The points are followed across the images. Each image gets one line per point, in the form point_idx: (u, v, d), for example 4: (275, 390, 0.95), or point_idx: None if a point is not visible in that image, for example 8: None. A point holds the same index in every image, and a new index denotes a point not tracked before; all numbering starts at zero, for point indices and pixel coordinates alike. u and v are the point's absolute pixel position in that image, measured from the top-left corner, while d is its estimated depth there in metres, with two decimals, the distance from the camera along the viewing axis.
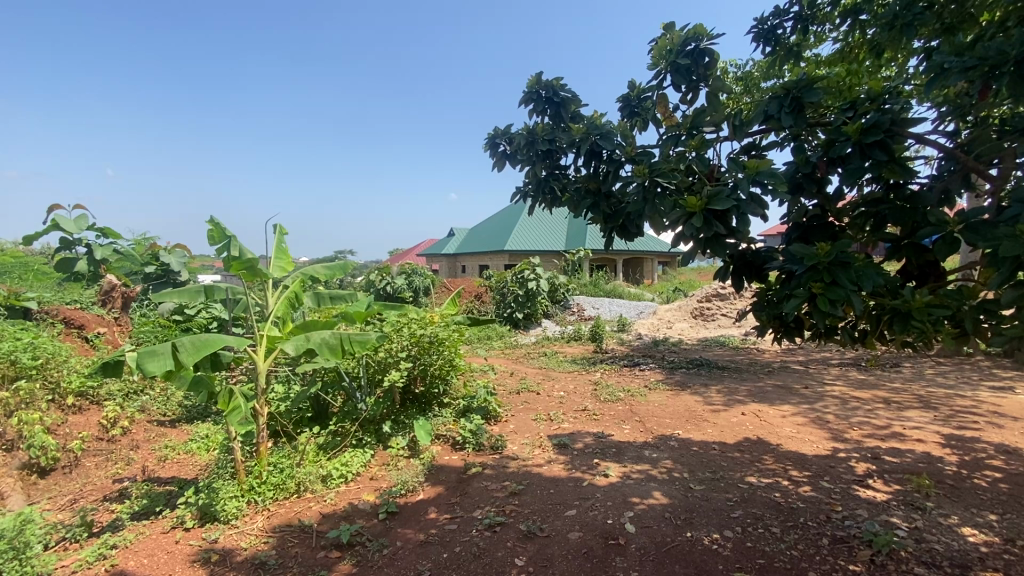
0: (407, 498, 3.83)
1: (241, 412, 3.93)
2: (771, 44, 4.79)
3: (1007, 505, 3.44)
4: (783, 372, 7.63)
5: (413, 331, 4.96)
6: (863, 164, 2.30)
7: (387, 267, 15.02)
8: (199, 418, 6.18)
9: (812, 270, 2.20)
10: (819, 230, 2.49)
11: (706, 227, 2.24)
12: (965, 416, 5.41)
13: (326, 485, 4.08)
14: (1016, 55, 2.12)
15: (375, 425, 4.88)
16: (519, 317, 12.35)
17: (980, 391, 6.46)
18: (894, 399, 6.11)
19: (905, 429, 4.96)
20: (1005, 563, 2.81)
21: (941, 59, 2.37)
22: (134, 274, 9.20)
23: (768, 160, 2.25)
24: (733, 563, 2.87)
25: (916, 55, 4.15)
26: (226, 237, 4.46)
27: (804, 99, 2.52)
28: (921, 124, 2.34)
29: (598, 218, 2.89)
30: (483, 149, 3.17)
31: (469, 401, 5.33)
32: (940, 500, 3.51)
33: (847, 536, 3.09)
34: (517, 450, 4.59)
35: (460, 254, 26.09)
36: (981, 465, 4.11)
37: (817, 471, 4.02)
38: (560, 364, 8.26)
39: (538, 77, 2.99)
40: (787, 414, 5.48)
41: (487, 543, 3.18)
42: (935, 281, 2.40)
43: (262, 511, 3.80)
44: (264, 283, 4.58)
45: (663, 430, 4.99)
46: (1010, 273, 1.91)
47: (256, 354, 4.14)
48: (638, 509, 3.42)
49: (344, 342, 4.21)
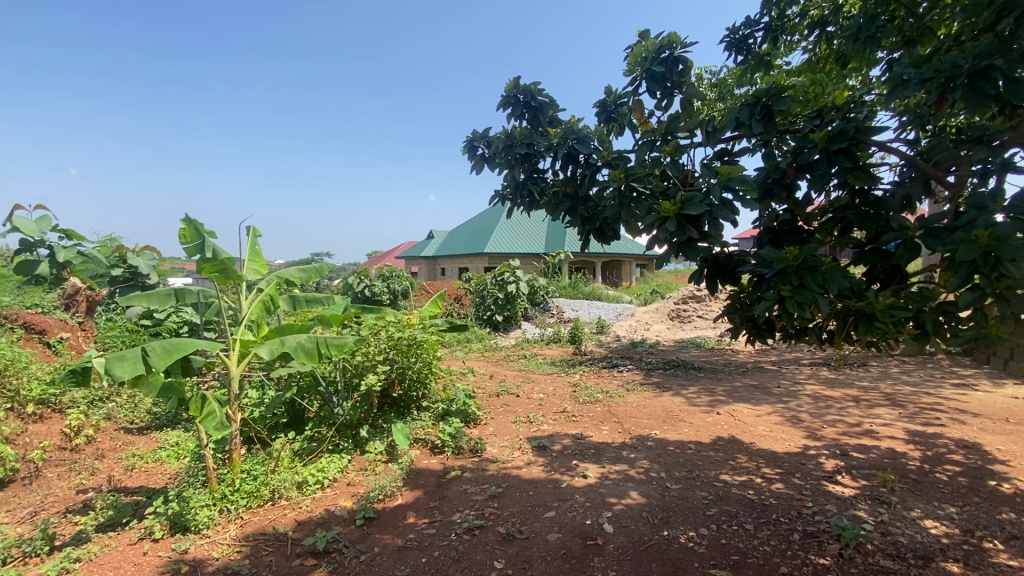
0: (385, 503, 3.80)
1: (215, 417, 3.85)
2: (742, 54, 4.91)
3: (966, 498, 3.60)
4: (757, 372, 7.82)
5: (391, 333, 4.95)
6: (830, 170, 2.39)
7: (365, 269, 14.89)
8: (169, 424, 6.01)
9: (781, 274, 2.27)
10: (789, 235, 2.57)
11: (680, 232, 2.29)
12: (928, 413, 5.63)
13: (302, 491, 4.01)
14: (970, 68, 2.22)
15: (352, 430, 4.81)
16: (498, 319, 12.38)
17: (942, 389, 6.73)
18: (862, 397, 6.32)
19: (874, 427, 5.12)
20: (964, 554, 2.93)
21: (900, 70, 2.46)
22: (101, 276, 8.91)
23: (740, 165, 2.33)
24: (708, 560, 2.92)
25: (879, 65, 4.31)
26: (199, 237, 4.35)
27: (774, 106, 2.61)
28: (883, 133, 2.45)
29: (575, 222, 2.91)
30: (460, 152, 3.17)
31: (448, 404, 5.29)
32: (904, 495, 3.64)
33: (817, 531, 3.18)
34: (497, 452, 4.59)
35: (439, 257, 25.97)
36: (942, 460, 4.28)
37: (789, 468, 4.12)
38: (539, 365, 8.30)
39: (516, 81, 3.01)
40: (763, 413, 5.61)
41: (466, 546, 3.17)
42: (898, 283, 2.50)
43: (235, 519, 3.72)
44: (237, 286, 4.49)
45: (641, 431, 5.05)
46: (965, 277, 2.04)
47: (229, 359, 4.05)
48: (615, 509, 3.46)
49: (320, 346, 4.12)
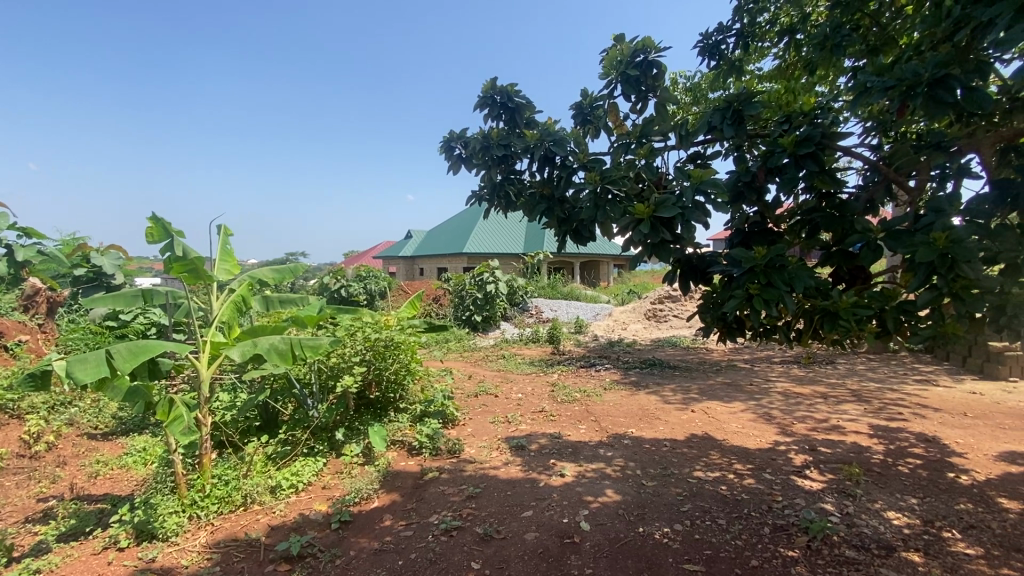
0: (361, 506, 3.75)
1: (182, 422, 3.70)
2: (715, 59, 5.02)
3: (926, 489, 3.75)
4: (730, 370, 8.00)
5: (368, 334, 4.88)
6: (798, 174, 2.46)
7: (341, 270, 14.69)
8: (136, 429, 5.83)
9: (750, 274, 2.34)
10: (759, 236, 2.64)
11: (653, 233, 2.34)
12: (892, 408, 5.85)
13: (275, 496, 3.93)
14: (929, 77, 2.31)
15: (328, 432, 4.74)
16: (477, 320, 12.35)
17: (905, 385, 7.00)
18: (830, 394, 6.52)
19: (841, 423, 5.29)
20: (924, 543, 3.05)
21: (864, 77, 2.55)
22: (63, 276, 8.57)
23: (711, 169, 2.38)
24: (682, 555, 2.97)
25: (845, 73, 4.46)
26: (167, 236, 4.22)
27: (744, 111, 2.67)
28: (848, 138, 2.54)
29: (552, 223, 2.93)
30: (437, 152, 3.16)
31: (426, 406, 5.25)
32: (869, 487, 3.78)
33: (787, 524, 3.27)
34: (475, 453, 4.59)
35: (418, 257, 25.78)
36: (904, 453, 4.46)
37: (760, 464, 4.23)
38: (518, 365, 8.32)
39: (493, 82, 3.02)
40: (736, 410, 5.74)
41: (444, 548, 3.16)
42: (862, 283, 2.59)
43: (205, 526, 3.62)
44: (207, 287, 4.37)
45: (617, 429, 5.11)
46: (923, 278, 2.13)
47: (199, 362, 3.95)
48: (592, 507, 3.50)
49: (294, 348, 4.05)
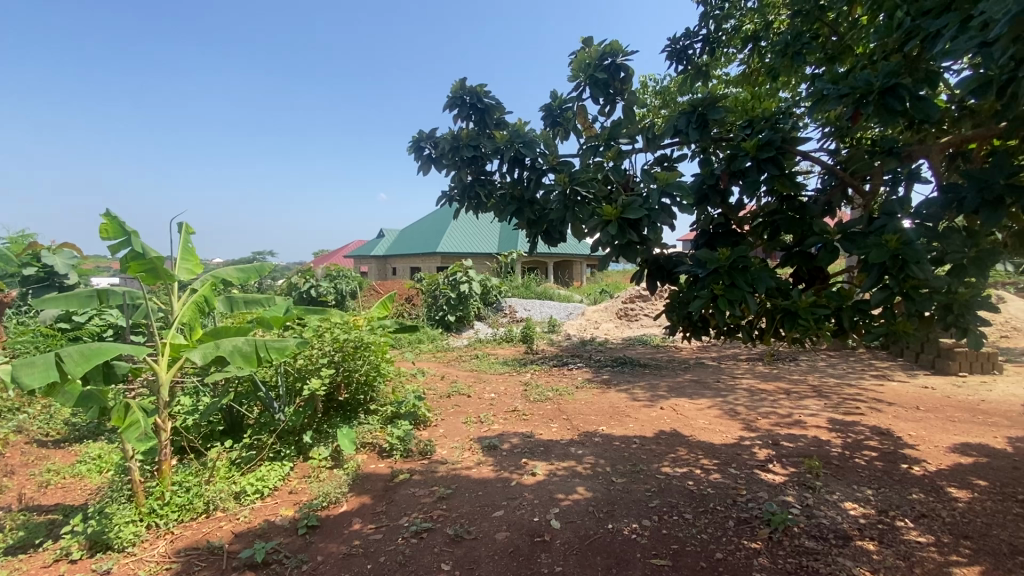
0: (329, 510, 3.69)
1: (139, 428, 3.55)
2: (683, 63, 5.13)
3: (881, 480, 3.92)
4: (698, 368, 8.19)
5: (336, 335, 4.79)
6: (759, 177, 2.54)
7: (311, 269, 14.40)
8: (90, 436, 5.58)
9: (714, 274, 2.40)
10: (723, 238, 2.71)
11: (620, 235, 2.37)
12: (851, 403, 6.09)
13: (239, 502, 3.82)
14: (880, 86, 2.41)
15: (295, 436, 4.64)
16: (450, 320, 12.28)
17: (862, 380, 7.30)
18: (793, 390, 6.75)
19: (803, 417, 5.49)
20: (878, 532, 3.19)
21: (821, 85, 2.65)
22: (11, 276, 8.15)
23: (676, 172, 2.43)
24: (650, 550, 3.03)
25: (805, 79, 4.61)
26: (123, 233, 4.05)
27: (708, 116, 2.74)
28: (807, 144, 2.63)
29: (523, 223, 2.94)
30: (406, 153, 3.13)
31: (397, 407, 5.19)
32: (828, 479, 3.92)
33: (750, 517, 3.37)
34: (447, 454, 4.56)
35: (391, 257, 25.47)
36: (861, 446, 4.65)
37: (725, 459, 4.34)
38: (491, 365, 8.31)
39: (462, 82, 3.00)
40: (703, 407, 5.88)
41: (414, 550, 3.13)
42: (820, 283, 2.68)
43: (164, 535, 3.49)
44: (167, 287, 4.22)
45: (589, 427, 5.17)
46: (876, 278, 2.22)
47: (158, 365, 3.80)
48: (563, 505, 3.53)
49: (259, 350, 3.95)
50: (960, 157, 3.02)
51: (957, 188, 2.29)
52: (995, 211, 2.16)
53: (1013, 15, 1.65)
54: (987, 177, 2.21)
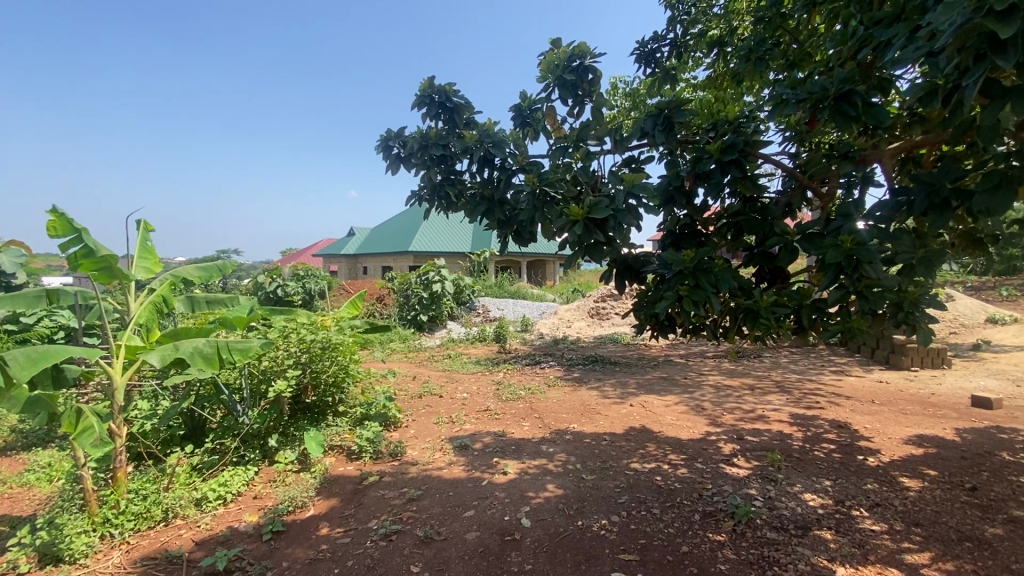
0: (295, 515, 3.60)
1: (92, 434, 3.42)
2: (651, 66, 5.22)
3: (838, 471, 4.09)
4: (667, 365, 8.35)
5: (303, 336, 4.69)
6: (722, 180, 2.61)
7: (278, 269, 14.05)
8: (39, 444, 5.30)
9: (679, 274, 2.46)
10: (689, 238, 2.77)
11: (587, 235, 2.40)
12: (811, 397, 6.32)
13: (200, 509, 3.70)
14: (835, 92, 2.50)
15: (260, 440, 4.51)
16: (423, 319, 12.18)
17: (822, 375, 7.59)
18: (757, 385, 6.97)
19: (766, 412, 5.67)
20: (835, 521, 3.33)
21: (781, 90, 2.73)
22: None
23: (643, 173, 2.47)
24: (619, 546, 3.07)
25: (768, 85, 4.76)
26: (73, 230, 3.86)
27: (674, 119, 2.80)
28: (767, 147, 2.71)
29: (493, 224, 2.95)
30: (374, 152, 3.08)
31: (366, 408, 5.12)
32: (789, 472, 4.06)
33: (715, 510, 3.46)
34: (417, 455, 4.52)
35: (362, 255, 25.08)
36: (820, 439, 4.83)
37: (692, 454, 4.44)
38: (463, 365, 8.27)
39: (430, 81, 2.98)
40: (671, 403, 6.01)
41: (382, 553, 3.09)
42: (781, 282, 2.76)
43: (120, 545, 3.35)
44: (123, 286, 4.04)
45: (560, 425, 5.21)
46: (832, 278, 2.31)
47: (112, 368, 3.65)
48: (534, 503, 3.54)
49: (221, 351, 3.83)
50: (910, 161, 3.17)
51: (908, 191, 2.40)
52: (941, 214, 2.27)
53: (956, 27, 1.73)
54: (934, 182, 2.33)
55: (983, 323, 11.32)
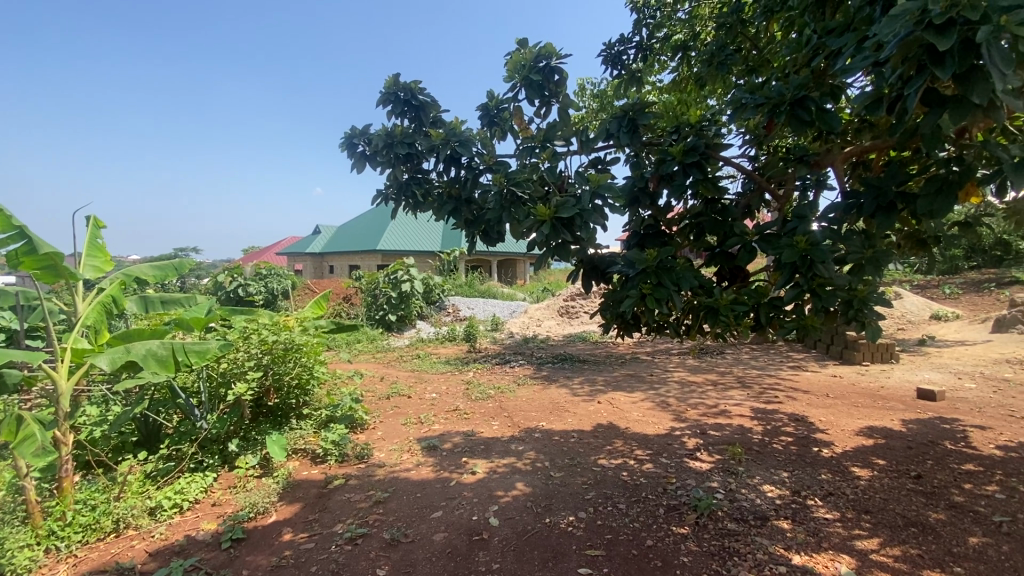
0: (256, 521, 3.50)
1: (34, 442, 3.19)
2: (618, 68, 5.30)
3: (794, 463, 4.26)
4: (635, 363, 8.51)
5: (265, 337, 4.56)
6: (685, 181, 2.68)
7: (239, 268, 13.60)
8: None
9: (642, 274, 2.51)
10: (653, 238, 2.83)
11: (554, 235, 2.42)
12: (771, 392, 6.56)
13: (154, 518, 3.55)
14: (790, 97, 2.60)
15: (219, 445, 4.36)
16: (391, 319, 12.01)
17: (782, 370, 7.88)
18: (720, 381, 7.18)
19: (728, 407, 5.84)
20: (792, 511, 3.46)
21: (740, 94, 2.82)
22: None
23: (608, 174, 2.50)
24: (585, 542, 3.11)
25: (730, 89, 4.91)
26: (13, 227, 3.63)
27: (638, 121, 2.86)
28: (728, 150, 2.79)
29: (461, 223, 2.94)
30: (339, 149, 3.02)
31: (332, 411, 5.02)
32: (748, 464, 4.20)
33: (678, 503, 3.54)
34: (385, 457, 4.45)
35: (328, 254, 24.53)
36: (779, 432, 5.01)
37: (657, 449, 4.54)
38: (433, 365, 8.21)
39: (395, 78, 2.94)
40: (638, 400, 6.12)
41: (348, 557, 3.03)
42: (741, 281, 2.84)
43: (67, 558, 3.18)
44: (70, 286, 3.83)
45: (529, 423, 5.23)
46: (788, 277, 2.39)
47: (58, 373, 3.46)
48: (502, 502, 3.55)
49: (176, 354, 3.68)
50: (861, 165, 3.32)
51: (857, 194, 2.51)
52: (887, 216, 2.39)
53: (899, 39, 1.82)
54: (881, 186, 2.46)
55: (928, 320, 11.99)
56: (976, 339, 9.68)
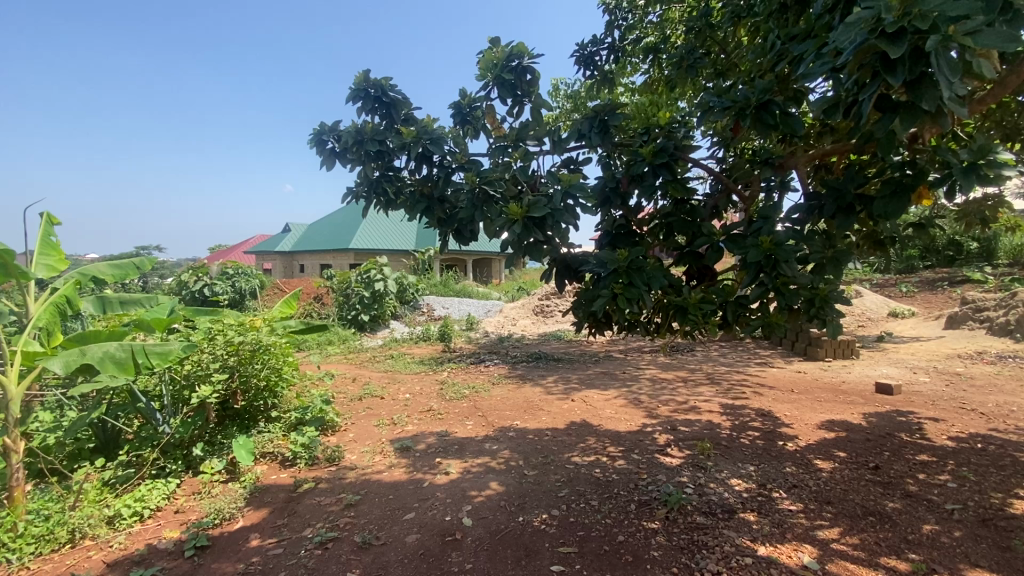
0: (222, 527, 3.41)
1: None
2: (590, 69, 5.34)
3: (761, 457, 4.38)
4: (608, 361, 8.61)
5: (230, 338, 4.43)
6: (654, 182, 2.72)
7: (204, 267, 13.17)
8: None
9: (614, 273, 2.54)
10: (624, 238, 2.86)
11: (526, 234, 2.43)
12: (739, 388, 6.73)
13: (113, 527, 3.41)
14: (756, 101, 2.67)
15: (182, 450, 4.23)
16: (364, 319, 11.83)
17: (749, 367, 8.10)
18: (691, 378, 7.33)
19: (698, 404, 5.97)
20: (758, 503, 3.56)
21: (708, 97, 2.88)
22: None
23: (579, 174, 2.52)
24: (558, 539, 3.14)
25: (699, 91, 5.02)
26: None
27: (609, 121, 2.89)
28: (696, 151, 2.85)
29: (433, 222, 2.92)
30: (307, 145, 2.96)
31: (302, 413, 4.90)
32: (717, 459, 4.31)
33: (649, 499, 3.60)
34: (356, 459, 4.39)
35: (299, 253, 24.00)
36: (746, 427, 5.15)
37: (629, 446, 4.60)
38: (407, 365, 8.12)
39: (366, 74, 2.89)
40: (611, 397, 6.19)
41: (317, 562, 2.98)
42: (709, 280, 2.91)
43: (17, 572, 3.03)
44: (22, 286, 3.64)
45: (503, 422, 5.23)
46: (753, 276, 2.46)
47: (6, 377, 3.29)
48: (476, 502, 3.55)
49: (136, 356, 3.53)
50: (822, 168, 3.45)
51: (818, 197, 2.60)
52: (846, 217, 2.49)
53: (855, 46, 1.88)
54: (840, 188, 2.55)
55: (887, 317, 12.52)
56: (930, 336, 10.15)
